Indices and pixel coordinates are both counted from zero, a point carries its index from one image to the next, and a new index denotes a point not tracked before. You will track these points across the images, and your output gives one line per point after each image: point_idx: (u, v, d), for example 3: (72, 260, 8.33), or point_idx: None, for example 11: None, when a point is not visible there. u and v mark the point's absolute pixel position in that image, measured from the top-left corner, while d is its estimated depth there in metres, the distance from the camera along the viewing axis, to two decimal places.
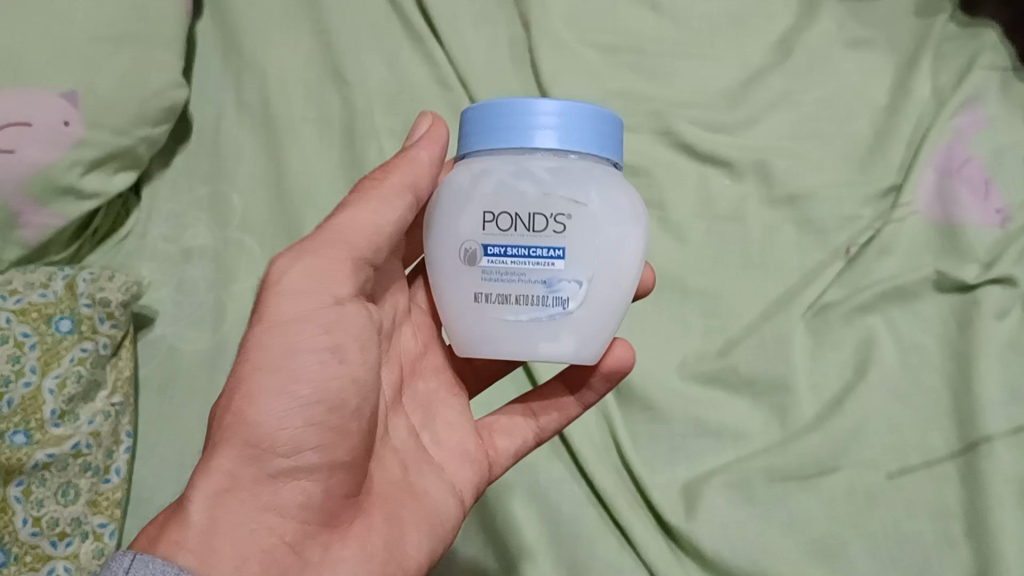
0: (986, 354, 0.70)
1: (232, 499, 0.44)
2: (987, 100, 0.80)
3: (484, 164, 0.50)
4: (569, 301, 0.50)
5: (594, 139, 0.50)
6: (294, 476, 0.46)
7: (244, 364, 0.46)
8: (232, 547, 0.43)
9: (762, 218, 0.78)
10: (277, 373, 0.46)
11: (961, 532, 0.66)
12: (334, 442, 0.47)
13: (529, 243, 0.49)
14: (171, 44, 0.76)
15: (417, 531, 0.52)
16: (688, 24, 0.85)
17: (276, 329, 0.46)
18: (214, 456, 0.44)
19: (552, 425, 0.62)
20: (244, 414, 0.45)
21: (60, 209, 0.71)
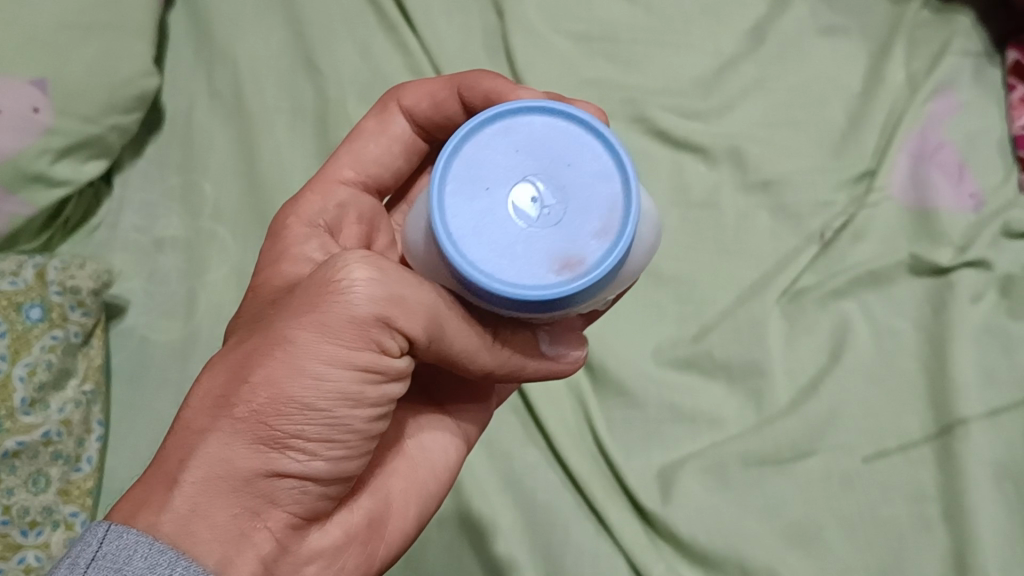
0: (960, 336, 0.70)
1: (223, 487, 0.41)
2: (959, 85, 0.81)
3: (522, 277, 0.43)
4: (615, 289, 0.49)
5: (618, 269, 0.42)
6: (297, 481, 0.43)
7: (277, 359, 0.41)
8: (211, 532, 0.40)
9: (736, 204, 0.78)
10: (312, 388, 0.41)
11: (936, 514, 0.66)
12: (347, 456, 0.44)
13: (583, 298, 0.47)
14: (141, 32, 0.76)
15: (406, 506, 0.51)
16: (660, 12, 0.86)
17: (324, 346, 0.40)
18: (215, 442, 0.41)
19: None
20: (266, 419, 0.41)
21: (28, 198, 0.70)
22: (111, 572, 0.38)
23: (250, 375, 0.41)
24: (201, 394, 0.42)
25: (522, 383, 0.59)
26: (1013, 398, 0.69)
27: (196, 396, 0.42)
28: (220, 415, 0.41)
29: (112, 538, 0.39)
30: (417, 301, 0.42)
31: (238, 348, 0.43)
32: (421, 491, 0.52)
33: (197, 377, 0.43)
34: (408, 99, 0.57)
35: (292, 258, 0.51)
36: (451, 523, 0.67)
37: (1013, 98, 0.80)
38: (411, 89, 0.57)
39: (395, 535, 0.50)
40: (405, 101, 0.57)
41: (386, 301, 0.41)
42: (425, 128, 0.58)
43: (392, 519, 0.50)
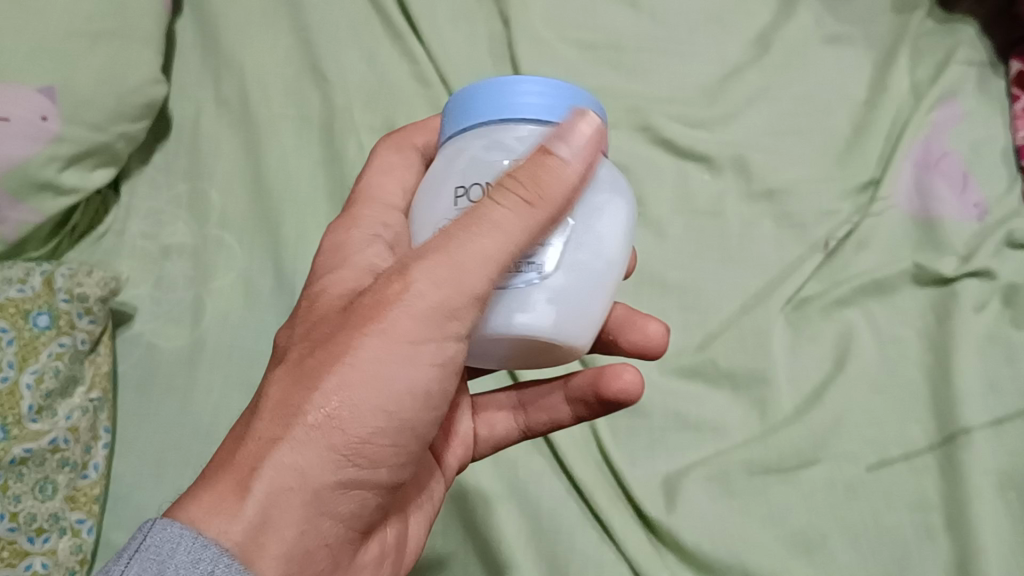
0: (963, 345, 0.71)
1: (293, 499, 0.41)
2: (963, 94, 0.81)
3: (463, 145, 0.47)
4: (544, 266, 0.45)
5: (569, 119, 0.46)
6: (358, 486, 0.44)
7: (351, 361, 0.42)
8: (277, 547, 0.41)
9: (740, 213, 0.79)
10: (385, 388, 0.43)
11: (940, 522, 0.66)
12: (401, 461, 0.46)
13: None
14: (148, 39, 0.76)
15: (417, 528, 0.56)
16: (665, 21, 0.86)
17: (395, 345, 0.42)
18: (293, 451, 0.41)
19: (542, 421, 0.60)
20: (343, 421, 0.42)
21: (37, 206, 0.70)
22: (153, 561, 0.38)
23: (322, 381, 0.42)
24: (273, 403, 0.43)
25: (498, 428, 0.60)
26: (1016, 407, 0.69)
27: (262, 408, 0.43)
28: (292, 423, 0.42)
29: (156, 530, 0.39)
30: (476, 253, 0.42)
31: (301, 360, 0.44)
32: (429, 514, 0.57)
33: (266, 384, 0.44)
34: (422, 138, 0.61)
35: (353, 264, 0.51)
36: (455, 529, 0.67)
37: (1016, 108, 0.80)
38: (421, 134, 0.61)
39: (410, 552, 0.55)
40: (417, 141, 0.61)
41: (449, 286, 0.42)
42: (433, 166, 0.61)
43: (409, 540, 0.55)
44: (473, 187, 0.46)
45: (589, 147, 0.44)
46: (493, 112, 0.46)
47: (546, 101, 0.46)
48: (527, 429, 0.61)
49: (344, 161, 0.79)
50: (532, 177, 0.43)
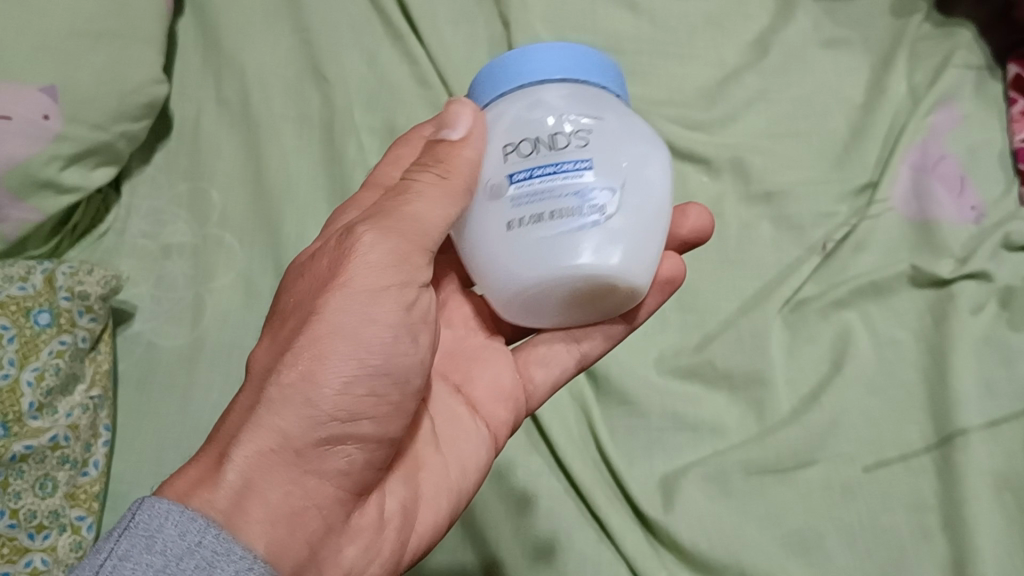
0: (960, 347, 0.71)
1: (275, 458, 0.44)
2: (960, 97, 0.81)
3: (501, 110, 0.50)
4: (605, 208, 0.47)
5: (595, 71, 0.51)
6: (343, 443, 0.47)
7: (313, 325, 0.46)
8: (263, 508, 0.43)
9: (738, 215, 0.79)
10: (351, 341, 0.46)
11: (936, 523, 0.66)
12: (385, 416, 0.49)
13: (553, 160, 0.48)
14: (150, 39, 0.76)
15: (437, 498, 0.54)
16: (665, 24, 0.87)
17: (352, 299, 0.47)
18: (270, 412, 0.44)
19: (594, 348, 0.59)
20: (312, 377, 0.45)
21: (38, 204, 0.71)
22: (141, 536, 0.39)
23: (290, 348, 0.46)
24: (249, 380, 0.46)
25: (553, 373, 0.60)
26: (1012, 409, 0.69)
27: (243, 389, 0.47)
28: (265, 389, 0.45)
29: (144, 506, 0.40)
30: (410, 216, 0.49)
31: (273, 335, 0.48)
32: (452, 487, 0.55)
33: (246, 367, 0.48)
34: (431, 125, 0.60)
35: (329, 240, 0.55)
36: (454, 527, 0.68)
37: (1014, 111, 0.81)
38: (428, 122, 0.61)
39: (425, 526, 0.54)
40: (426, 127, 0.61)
41: (394, 240, 0.48)
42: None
43: (422, 509, 0.54)
44: (524, 141, 0.49)
45: (478, 119, 0.50)
46: (525, 76, 0.50)
47: (562, 67, 0.50)
48: (583, 363, 0.60)
49: (345, 161, 0.79)
50: (445, 162, 0.49)
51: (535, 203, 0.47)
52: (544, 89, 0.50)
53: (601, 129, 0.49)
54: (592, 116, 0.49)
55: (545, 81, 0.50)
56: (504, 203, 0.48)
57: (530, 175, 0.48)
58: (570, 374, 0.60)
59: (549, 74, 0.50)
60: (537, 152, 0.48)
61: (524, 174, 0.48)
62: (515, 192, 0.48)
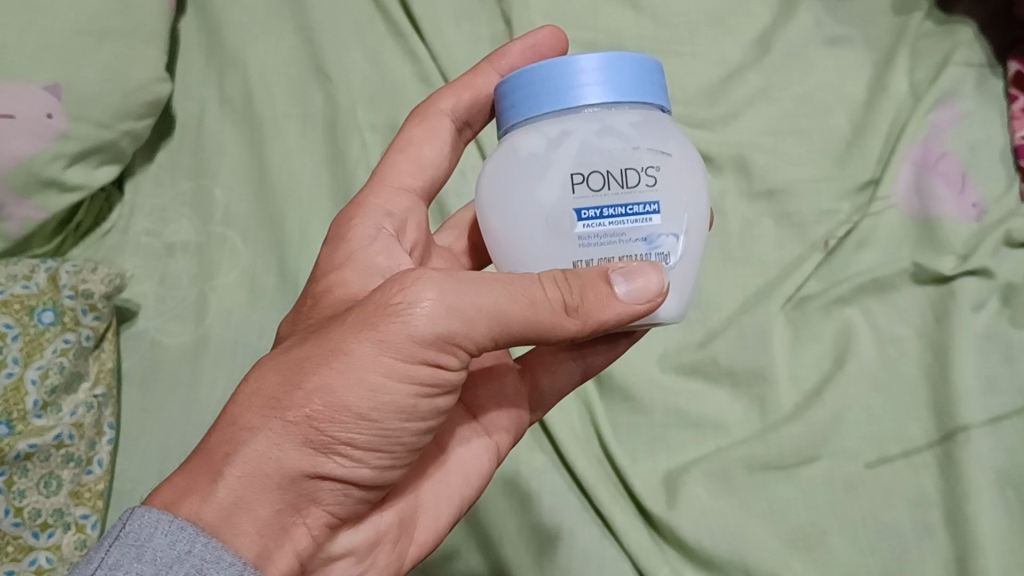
0: (961, 344, 0.71)
1: (269, 484, 0.43)
2: (962, 94, 0.81)
3: (564, 129, 0.46)
4: (669, 255, 0.46)
5: (643, 85, 0.47)
6: (337, 477, 0.45)
7: (334, 371, 0.43)
8: (250, 525, 0.43)
9: (741, 213, 0.79)
10: (369, 395, 0.43)
11: (938, 519, 0.66)
12: (388, 457, 0.47)
13: (624, 201, 0.45)
14: (154, 37, 0.76)
15: (438, 507, 0.54)
16: (666, 22, 0.87)
17: (383, 364, 0.43)
18: (272, 440, 0.43)
19: (598, 362, 0.59)
20: (321, 422, 0.43)
21: (42, 202, 0.71)
22: (131, 546, 0.41)
23: (307, 382, 0.43)
24: (256, 391, 0.44)
25: (555, 386, 0.60)
26: (1014, 405, 0.69)
27: (245, 390, 0.45)
28: (271, 416, 0.43)
29: (135, 516, 0.42)
30: (485, 308, 0.43)
31: (292, 351, 0.45)
32: (452, 498, 0.55)
33: (252, 370, 0.46)
34: (448, 103, 0.59)
35: (358, 265, 0.53)
36: (458, 524, 0.68)
37: (1014, 109, 0.80)
38: (443, 94, 0.59)
39: (423, 537, 0.54)
40: (442, 106, 0.59)
41: (453, 324, 0.43)
42: (467, 124, 0.61)
43: (422, 519, 0.54)
44: (594, 173, 0.45)
45: (650, 279, 0.44)
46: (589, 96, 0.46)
47: (611, 88, 0.46)
48: (588, 371, 0.60)
49: (347, 160, 0.79)
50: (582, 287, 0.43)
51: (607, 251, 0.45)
52: (609, 114, 0.46)
53: (667, 159, 0.46)
54: (659, 151, 0.46)
55: (606, 103, 0.46)
56: (567, 240, 0.46)
57: (600, 214, 0.45)
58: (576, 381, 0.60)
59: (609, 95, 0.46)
60: (608, 190, 0.45)
61: (594, 212, 0.45)
62: (582, 232, 0.45)
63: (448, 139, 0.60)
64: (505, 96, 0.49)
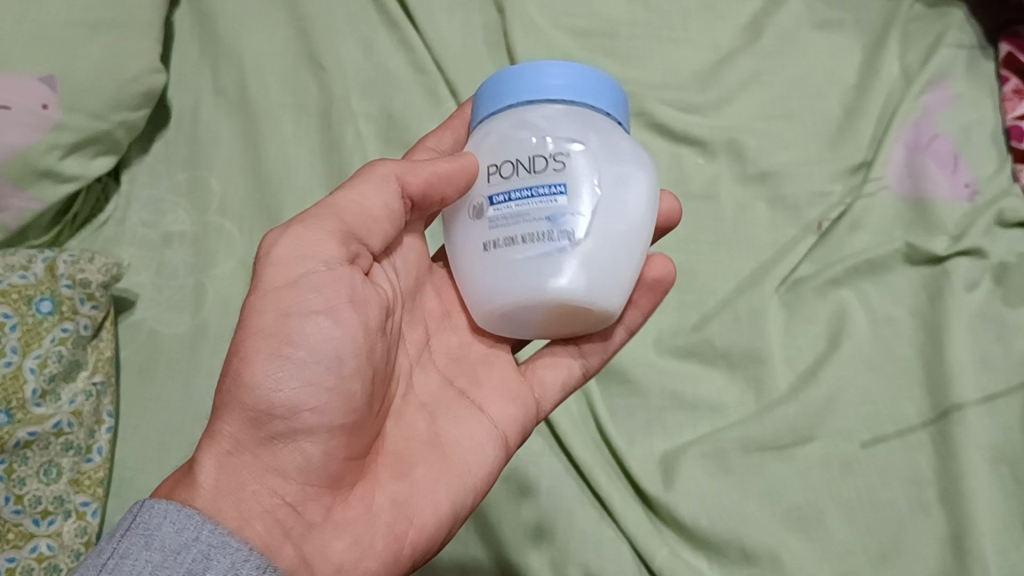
0: (955, 323, 0.72)
1: (235, 460, 0.47)
2: (953, 77, 0.82)
3: (494, 127, 0.54)
4: (574, 234, 0.50)
5: (573, 88, 0.53)
6: (293, 438, 0.48)
7: (239, 334, 0.48)
8: (236, 508, 0.46)
9: (734, 195, 0.80)
10: (274, 337, 0.47)
11: (934, 497, 0.67)
12: (336, 403, 0.48)
13: (530, 183, 0.51)
14: (148, 29, 0.77)
15: (435, 487, 0.53)
16: (658, 9, 0.87)
17: (270, 307, 0.48)
18: (218, 419, 0.47)
19: (596, 356, 0.61)
20: (242, 379, 0.47)
21: (38, 193, 0.71)
22: (141, 536, 0.43)
23: (226, 356, 0.48)
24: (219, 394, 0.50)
25: (565, 382, 0.61)
26: (1008, 383, 0.70)
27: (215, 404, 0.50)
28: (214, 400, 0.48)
29: (144, 508, 0.44)
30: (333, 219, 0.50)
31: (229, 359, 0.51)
32: (453, 480, 0.54)
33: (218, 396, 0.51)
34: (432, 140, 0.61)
35: None
36: None
37: (1006, 90, 0.82)
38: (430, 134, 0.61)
39: (426, 519, 0.52)
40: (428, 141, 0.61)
41: (311, 246, 0.49)
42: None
43: (421, 504, 0.52)
44: (506, 164, 0.53)
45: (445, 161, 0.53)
46: (525, 94, 0.53)
47: (572, 85, 0.53)
48: (586, 369, 0.62)
49: (342, 148, 0.79)
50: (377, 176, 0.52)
51: (515, 226, 0.51)
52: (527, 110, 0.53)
53: (574, 137, 0.52)
54: (569, 140, 0.52)
55: (548, 101, 0.53)
56: (483, 223, 0.53)
57: (508, 199, 0.52)
58: (577, 377, 0.61)
59: (534, 100, 0.53)
60: (518, 175, 0.52)
61: (503, 198, 0.52)
62: (493, 215, 0.52)
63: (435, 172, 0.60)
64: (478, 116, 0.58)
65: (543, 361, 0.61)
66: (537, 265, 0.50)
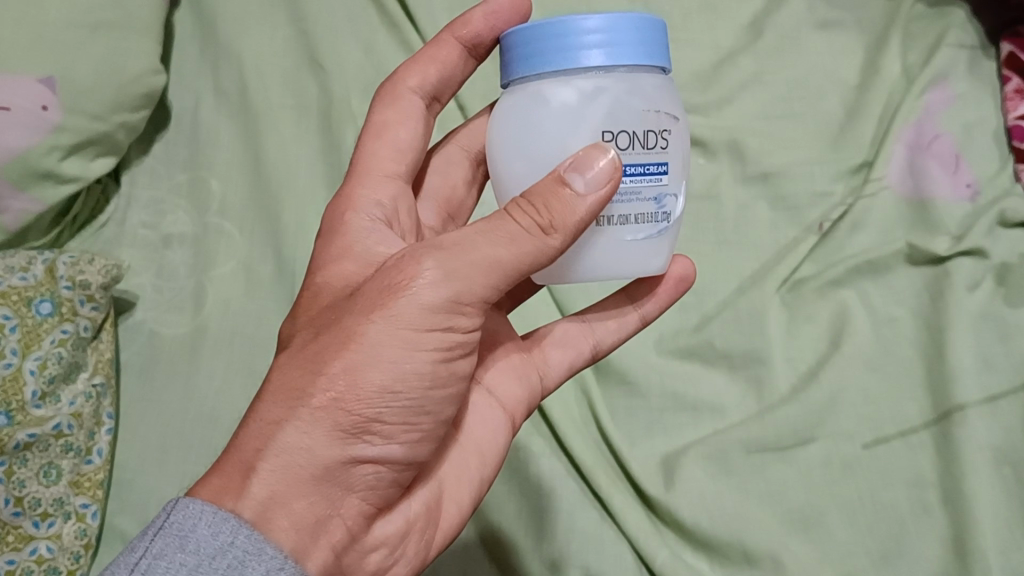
0: (957, 324, 0.71)
1: (307, 476, 0.45)
2: (955, 76, 0.81)
3: (597, 81, 0.47)
4: (672, 213, 0.51)
5: (639, 44, 0.47)
6: (369, 464, 0.47)
7: (352, 356, 0.45)
8: (287, 518, 0.45)
9: (735, 196, 0.80)
10: (384, 372, 0.45)
11: (936, 499, 0.66)
12: (412, 438, 0.49)
13: (644, 160, 0.48)
14: (148, 30, 0.77)
15: (460, 488, 0.55)
16: (660, 8, 0.86)
17: (394, 342, 0.45)
18: (303, 433, 0.45)
19: (608, 340, 0.62)
20: (342, 404, 0.45)
21: (41, 195, 0.72)
22: (175, 536, 0.42)
23: (325, 368, 0.45)
24: (279, 383, 0.46)
25: (570, 359, 0.62)
26: (1011, 384, 0.70)
27: (271, 390, 0.47)
28: (298, 407, 0.45)
29: (178, 508, 0.43)
30: (480, 261, 0.46)
31: (304, 351, 0.47)
32: (474, 476, 0.56)
33: (268, 373, 0.48)
34: (415, 79, 0.59)
35: (350, 231, 0.54)
36: None
37: (1007, 90, 0.81)
38: (408, 71, 0.59)
39: (447, 523, 0.54)
40: (410, 83, 0.59)
41: (455, 285, 0.46)
42: (435, 99, 0.61)
43: (447, 505, 0.54)
44: (622, 133, 0.47)
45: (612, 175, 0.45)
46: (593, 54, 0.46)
47: (639, 42, 0.47)
48: (596, 351, 0.63)
49: (342, 149, 0.79)
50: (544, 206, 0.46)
51: (624, 204, 0.49)
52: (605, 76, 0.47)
53: (669, 109, 0.49)
54: (672, 116, 0.49)
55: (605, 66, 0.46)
56: None
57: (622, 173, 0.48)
58: (583, 360, 0.63)
59: (640, 63, 0.47)
60: (633, 148, 0.48)
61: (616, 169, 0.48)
62: None
63: (421, 114, 0.60)
64: (519, 41, 0.48)
65: (550, 340, 0.62)
66: (642, 247, 0.51)
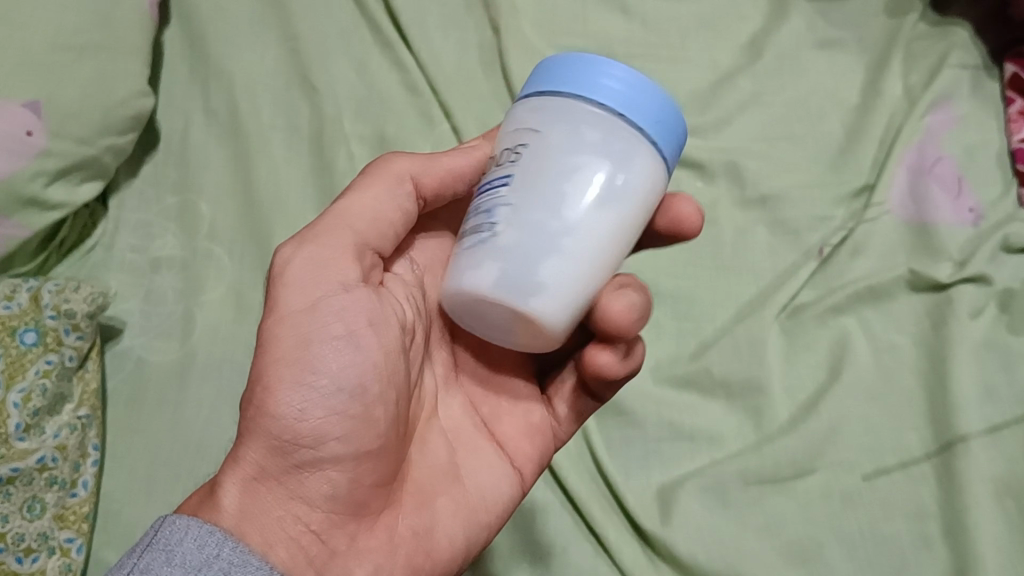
0: (959, 353, 0.70)
1: (260, 487, 0.46)
2: (957, 98, 0.81)
3: (536, 107, 0.48)
4: (497, 225, 0.46)
5: (627, 101, 0.46)
6: (318, 466, 0.47)
7: (259, 361, 0.47)
8: (259, 533, 0.45)
9: (733, 220, 0.78)
10: (296, 364, 0.47)
11: (938, 532, 0.65)
12: (360, 430, 0.47)
13: (496, 174, 0.48)
14: (136, 52, 0.75)
15: (461, 522, 0.53)
16: (656, 27, 0.85)
17: (289, 336, 0.47)
18: (244, 445, 0.46)
19: None
20: (266, 407, 0.46)
21: (25, 221, 0.70)
22: (162, 551, 0.41)
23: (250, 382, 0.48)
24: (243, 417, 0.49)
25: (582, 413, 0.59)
26: (1013, 414, 0.69)
27: None
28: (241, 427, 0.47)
29: (166, 523, 0.43)
30: (355, 216, 0.50)
31: None
32: (472, 518, 0.53)
33: None
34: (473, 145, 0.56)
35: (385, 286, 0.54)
36: None
37: (1011, 111, 0.81)
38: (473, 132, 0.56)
39: (443, 550, 0.51)
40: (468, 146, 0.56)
41: (327, 262, 0.48)
42: None
43: (439, 538, 0.51)
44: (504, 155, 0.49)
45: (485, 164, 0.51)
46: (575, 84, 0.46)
47: (625, 98, 0.46)
48: None
49: (334, 173, 0.78)
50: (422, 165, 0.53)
51: (471, 219, 0.48)
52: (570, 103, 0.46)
53: (575, 136, 0.46)
54: (534, 130, 0.47)
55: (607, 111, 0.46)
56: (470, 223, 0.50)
57: (483, 190, 0.49)
58: None
59: (634, 126, 0.46)
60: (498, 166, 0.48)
61: (483, 188, 0.49)
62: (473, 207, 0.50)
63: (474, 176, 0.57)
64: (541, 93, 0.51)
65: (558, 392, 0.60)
66: (471, 264, 0.46)
